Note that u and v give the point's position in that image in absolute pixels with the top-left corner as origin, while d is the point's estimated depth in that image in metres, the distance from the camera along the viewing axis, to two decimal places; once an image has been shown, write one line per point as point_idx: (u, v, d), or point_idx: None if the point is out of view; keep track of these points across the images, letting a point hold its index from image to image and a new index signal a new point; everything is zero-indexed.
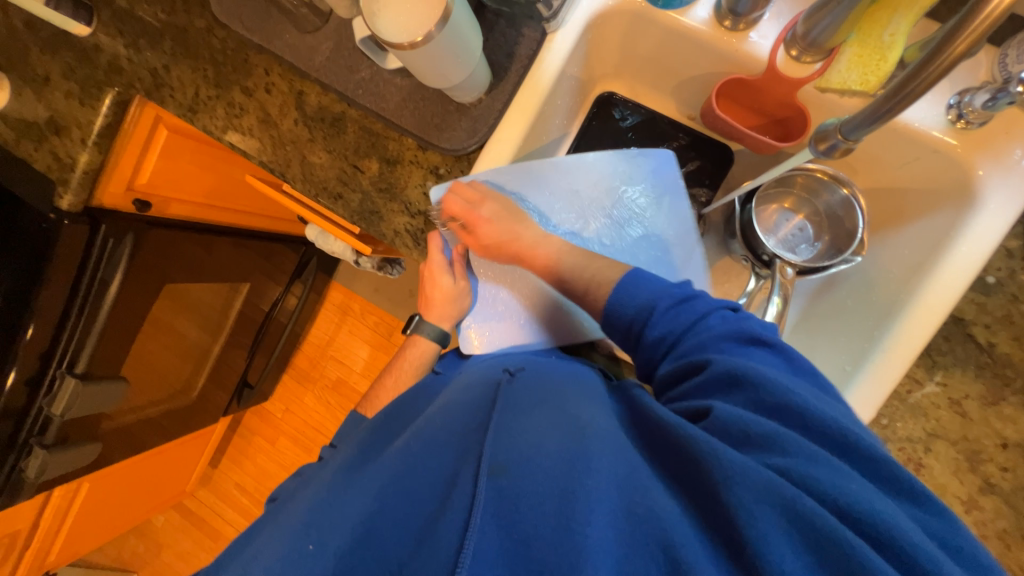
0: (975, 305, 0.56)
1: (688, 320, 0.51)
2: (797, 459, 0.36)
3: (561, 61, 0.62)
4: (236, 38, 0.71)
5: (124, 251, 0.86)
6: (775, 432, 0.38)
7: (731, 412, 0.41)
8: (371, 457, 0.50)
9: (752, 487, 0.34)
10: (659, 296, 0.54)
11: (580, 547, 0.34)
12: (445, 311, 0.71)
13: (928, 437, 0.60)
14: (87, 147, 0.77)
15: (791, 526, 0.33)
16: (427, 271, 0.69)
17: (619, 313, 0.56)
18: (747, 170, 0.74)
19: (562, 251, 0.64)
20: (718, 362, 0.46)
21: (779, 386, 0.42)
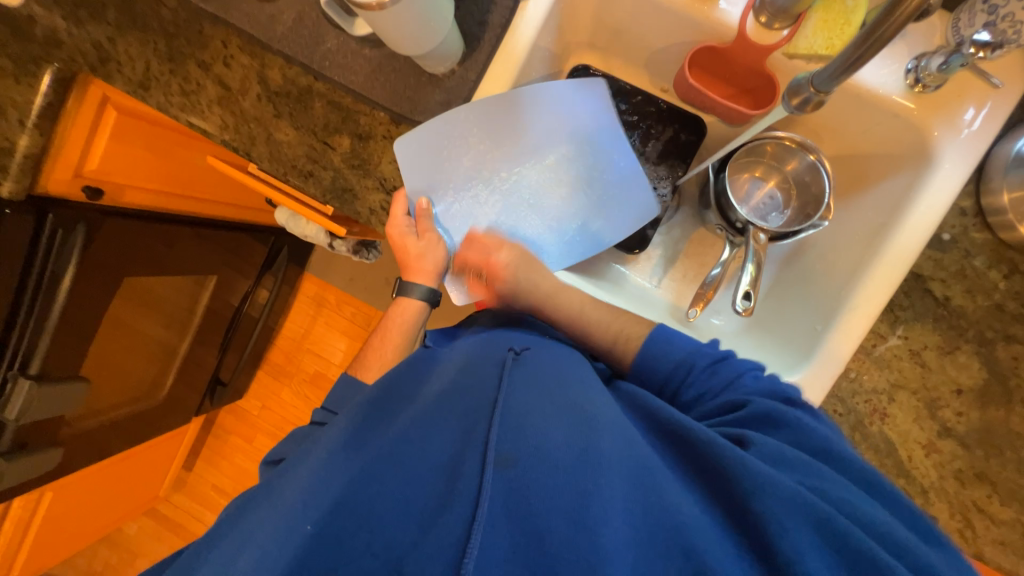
0: (933, 261, 0.58)
1: (722, 378, 0.54)
2: (835, 485, 0.40)
3: (534, 31, 0.62)
4: (188, 8, 0.67)
5: (76, 242, 0.80)
6: (809, 461, 0.42)
7: (767, 442, 0.44)
8: (366, 434, 0.48)
9: (789, 503, 0.37)
10: (697, 356, 0.56)
11: (596, 546, 0.37)
12: (422, 268, 0.69)
13: (892, 389, 0.58)
14: (26, 129, 0.72)
15: (822, 537, 0.36)
16: (396, 233, 0.66)
17: (653, 370, 0.57)
18: (719, 141, 0.75)
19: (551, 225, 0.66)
20: (755, 403, 0.49)
21: (816, 431, 0.45)
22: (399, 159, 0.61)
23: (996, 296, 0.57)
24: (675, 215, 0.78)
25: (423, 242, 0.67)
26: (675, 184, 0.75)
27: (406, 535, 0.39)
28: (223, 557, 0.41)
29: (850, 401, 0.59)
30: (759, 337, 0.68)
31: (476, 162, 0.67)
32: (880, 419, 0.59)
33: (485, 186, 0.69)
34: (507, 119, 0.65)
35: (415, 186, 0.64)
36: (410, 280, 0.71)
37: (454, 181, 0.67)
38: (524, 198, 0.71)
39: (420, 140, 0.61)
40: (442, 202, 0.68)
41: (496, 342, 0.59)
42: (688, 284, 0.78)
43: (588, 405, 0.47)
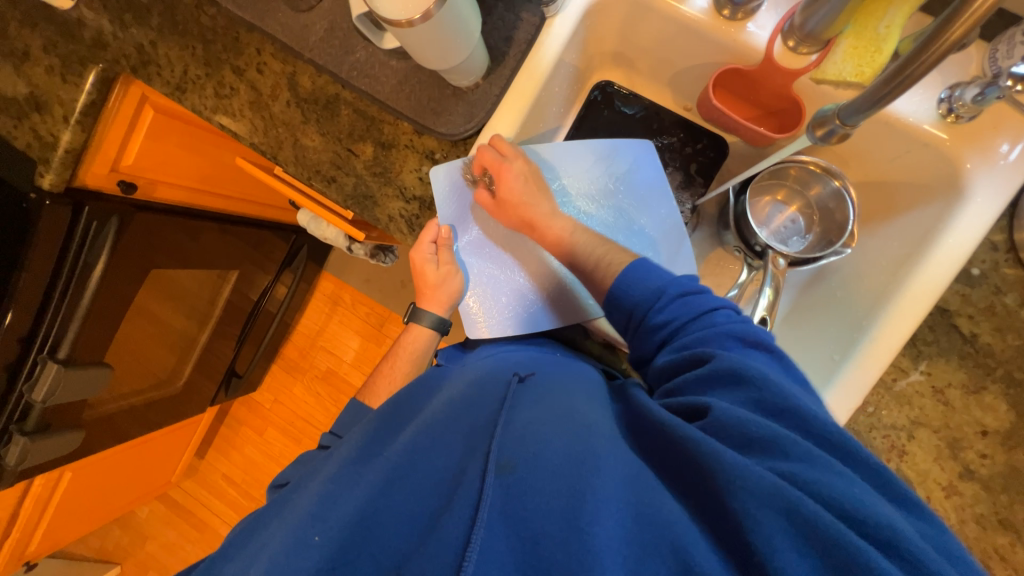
0: (960, 296, 0.56)
1: (693, 310, 0.52)
2: (799, 461, 0.37)
3: (559, 48, 0.63)
4: (227, 16, 0.70)
5: (108, 234, 0.83)
6: (774, 435, 0.39)
7: (732, 411, 0.41)
8: (376, 448, 0.49)
9: (755, 491, 0.36)
10: (668, 285, 0.54)
11: (589, 548, 0.35)
12: (436, 297, 0.68)
13: (911, 426, 0.56)
14: (69, 125, 0.75)
15: (793, 528, 0.34)
16: (416, 258, 0.66)
17: (625, 296, 0.56)
18: (741, 162, 0.75)
19: (575, 234, 0.64)
20: (722, 357, 0.46)
21: (783, 390, 0.42)
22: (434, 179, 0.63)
23: None
24: (693, 234, 0.77)
25: (443, 272, 0.66)
26: (694, 204, 0.74)
27: (404, 549, 0.39)
28: (237, 565, 0.41)
29: (867, 435, 0.57)
30: None
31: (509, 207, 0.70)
32: (899, 456, 0.57)
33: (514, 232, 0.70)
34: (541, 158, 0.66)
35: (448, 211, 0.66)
36: (422, 306, 0.70)
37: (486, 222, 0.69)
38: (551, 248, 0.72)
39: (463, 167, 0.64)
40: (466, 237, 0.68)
41: (504, 361, 0.60)
42: None
43: (585, 416, 0.47)
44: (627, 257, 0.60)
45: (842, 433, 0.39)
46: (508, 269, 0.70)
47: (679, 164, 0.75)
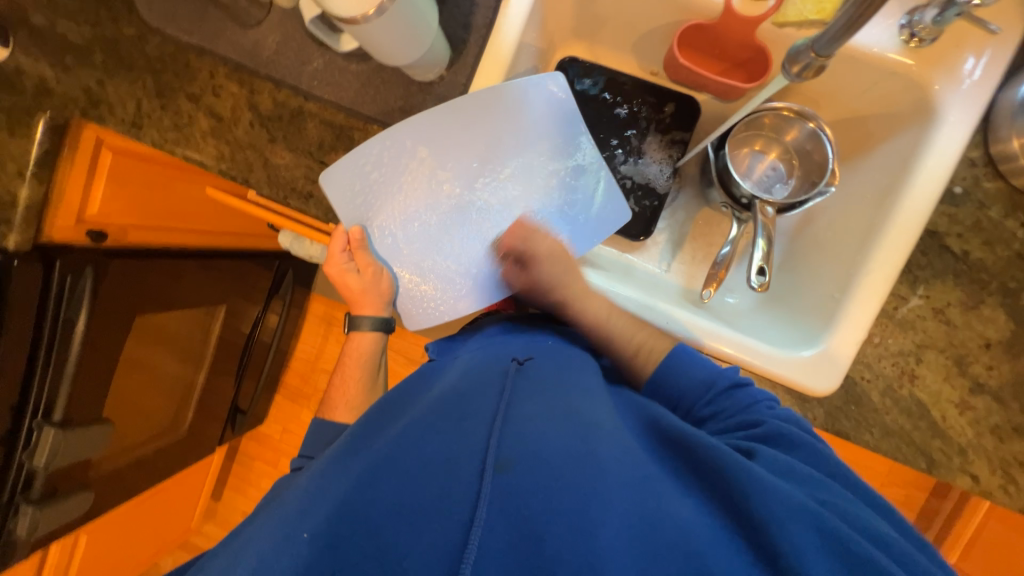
0: (947, 216, 0.56)
1: (741, 402, 0.54)
2: (839, 501, 0.42)
3: (519, 29, 0.61)
4: (173, 42, 0.67)
5: (85, 287, 0.81)
6: (818, 478, 0.44)
7: (775, 456, 0.46)
8: (366, 441, 0.48)
9: (788, 507, 0.39)
10: (719, 375, 0.57)
11: (597, 546, 0.36)
12: (368, 301, 0.67)
13: (918, 349, 0.57)
14: (26, 180, 0.72)
15: (826, 544, 0.37)
16: (335, 271, 0.66)
17: (673, 383, 0.58)
18: (714, 120, 0.75)
19: (611, 314, 0.63)
20: (770, 423, 0.50)
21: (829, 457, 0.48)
22: (325, 189, 0.61)
23: (1016, 245, 0.56)
24: (676, 197, 0.77)
25: (365, 275, 0.65)
26: (675, 167, 0.74)
27: (390, 532, 0.38)
28: (218, 562, 0.40)
29: (877, 365, 0.58)
30: (773, 309, 0.68)
31: (414, 185, 0.64)
32: (910, 381, 0.57)
33: (424, 210, 0.65)
34: (441, 131, 0.62)
35: (348, 215, 0.63)
36: (359, 314, 0.69)
37: (392, 209, 0.65)
38: (470, 220, 0.66)
39: (345, 167, 0.61)
40: (377, 230, 0.65)
41: (500, 350, 0.59)
42: (698, 266, 0.76)
43: (589, 414, 0.47)
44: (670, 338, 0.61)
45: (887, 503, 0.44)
46: (432, 255, 0.66)
47: (656, 125, 0.73)
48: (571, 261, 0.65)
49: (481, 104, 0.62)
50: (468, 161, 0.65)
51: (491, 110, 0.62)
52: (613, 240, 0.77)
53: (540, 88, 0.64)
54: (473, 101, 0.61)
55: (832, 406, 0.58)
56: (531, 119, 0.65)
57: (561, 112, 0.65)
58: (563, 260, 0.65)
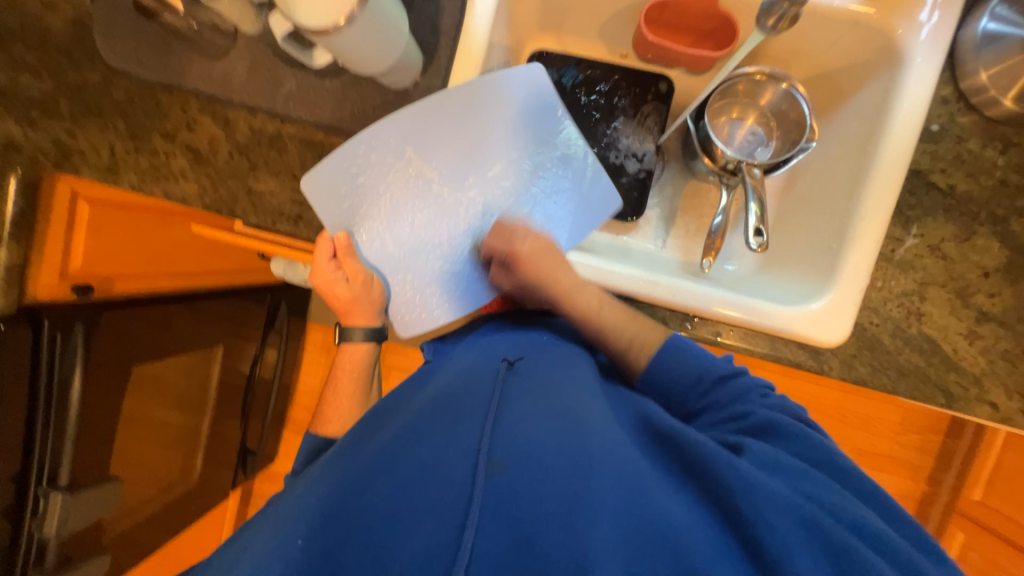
0: (929, 154, 0.58)
1: (733, 394, 0.55)
2: (825, 491, 0.42)
3: (488, 25, 0.61)
4: (140, 82, 0.66)
5: (77, 344, 0.78)
6: (805, 468, 0.44)
7: (763, 449, 0.46)
8: (359, 446, 0.48)
9: (771, 500, 0.40)
10: (708, 366, 0.56)
11: (587, 549, 0.37)
12: (361, 309, 0.66)
13: (921, 288, 0.58)
14: (3, 244, 0.71)
15: (803, 532, 0.38)
16: (322, 281, 0.64)
17: (666, 374, 0.57)
18: (688, 94, 0.76)
19: (602, 307, 0.60)
20: (756, 414, 0.51)
21: (819, 445, 0.48)
22: (308, 195, 0.60)
23: (998, 173, 0.57)
24: (662, 173, 0.78)
25: (354, 284, 0.64)
26: (658, 143, 0.75)
27: (383, 534, 0.39)
28: (220, 566, 0.41)
29: (883, 309, 0.58)
30: (774, 270, 0.69)
31: (399, 186, 0.63)
32: (917, 320, 0.58)
33: (411, 211, 0.64)
34: (422, 132, 0.61)
35: (334, 221, 0.62)
36: (349, 324, 0.68)
37: (378, 212, 0.63)
38: (459, 220, 0.65)
39: (328, 172, 0.60)
40: (365, 236, 0.64)
41: (491, 350, 0.59)
42: (694, 238, 0.77)
43: (580, 411, 0.47)
44: (680, 305, 0.61)
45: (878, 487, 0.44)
46: (423, 257, 0.65)
47: (634, 105, 0.74)
48: (558, 258, 0.62)
49: (463, 101, 0.61)
50: (453, 160, 0.64)
51: (470, 103, 0.61)
52: (606, 224, 0.77)
53: (517, 80, 0.62)
54: (452, 99, 0.60)
55: (846, 355, 0.59)
56: (512, 112, 0.63)
57: (540, 104, 0.64)
58: (550, 256, 0.62)
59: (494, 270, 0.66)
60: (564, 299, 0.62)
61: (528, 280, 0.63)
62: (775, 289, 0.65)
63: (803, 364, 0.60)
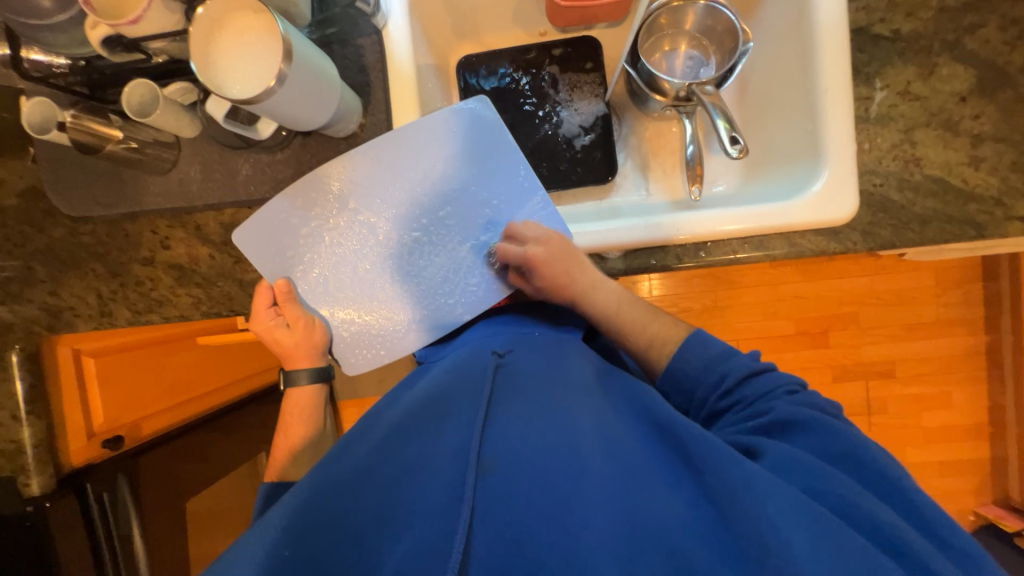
0: (863, 9, 0.58)
1: (761, 390, 0.52)
2: (839, 486, 0.41)
3: (408, 47, 0.62)
4: (104, 221, 0.67)
5: (124, 494, 0.83)
6: (814, 464, 0.43)
7: (785, 452, 0.44)
8: (344, 454, 0.48)
9: (773, 492, 0.39)
10: (730, 366, 0.55)
11: (576, 548, 0.38)
12: (306, 350, 0.62)
13: (907, 134, 0.57)
14: (25, 422, 0.69)
15: (801, 513, 0.38)
16: (262, 331, 0.61)
17: (683, 369, 0.58)
18: (616, 46, 0.78)
19: (621, 306, 0.63)
20: (778, 409, 0.49)
21: (837, 436, 0.45)
22: (242, 247, 0.62)
23: (935, 3, 0.58)
24: (621, 129, 0.79)
25: (296, 329, 0.61)
26: (606, 101, 0.76)
27: (371, 538, 0.41)
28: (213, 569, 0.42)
29: (881, 167, 0.58)
30: (759, 175, 0.69)
31: (337, 232, 0.63)
32: (917, 165, 0.58)
33: (351, 253, 0.63)
34: (351, 179, 0.62)
35: (274, 269, 0.63)
36: (291, 368, 0.62)
37: (320, 257, 0.64)
38: (403, 259, 0.64)
39: (262, 227, 0.62)
40: (305, 278, 0.64)
41: (482, 343, 0.61)
42: (674, 175, 0.77)
43: (580, 413, 0.48)
44: (689, 237, 0.60)
45: (903, 489, 0.41)
46: (366, 299, 0.64)
47: (570, 76, 0.76)
48: (574, 262, 0.61)
49: (395, 148, 0.62)
50: (387, 196, 0.63)
51: (406, 141, 0.62)
52: (587, 194, 0.78)
53: (457, 124, 0.64)
54: (380, 148, 0.62)
55: (864, 224, 0.58)
56: (453, 147, 0.64)
57: (480, 143, 0.64)
58: (564, 258, 0.61)
59: (437, 309, 0.64)
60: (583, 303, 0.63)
61: (544, 283, 0.61)
62: (770, 187, 0.65)
63: (826, 248, 0.59)
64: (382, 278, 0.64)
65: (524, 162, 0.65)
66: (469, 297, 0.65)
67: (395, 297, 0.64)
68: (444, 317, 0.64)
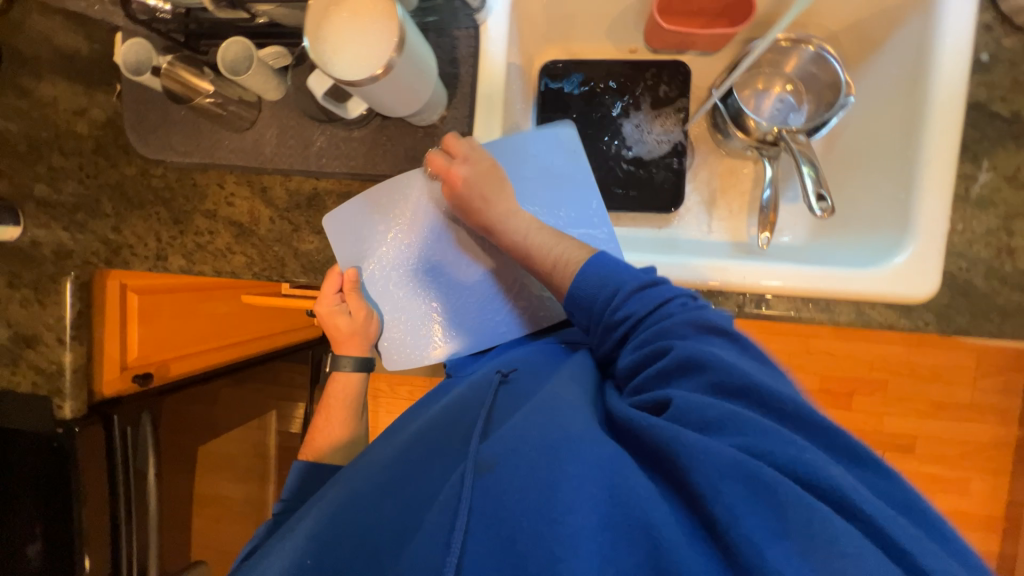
0: (985, 84, 0.55)
1: (649, 304, 0.48)
2: (774, 441, 0.34)
3: (503, 46, 0.61)
4: (176, 168, 0.68)
5: (146, 433, 0.85)
6: (733, 413, 0.37)
7: (688, 400, 0.39)
8: (368, 462, 0.49)
9: (716, 465, 0.33)
10: (624, 279, 0.51)
11: (562, 540, 0.34)
12: (351, 341, 0.66)
13: (1007, 222, 0.55)
14: (67, 345, 0.70)
15: (750, 489, 0.32)
16: (324, 310, 0.65)
17: (582, 309, 0.53)
18: (705, 75, 0.76)
19: (530, 231, 0.58)
20: (680, 346, 0.43)
21: (735, 368, 0.40)
22: (329, 231, 0.63)
23: None
24: (693, 159, 0.77)
25: (356, 318, 0.64)
26: (685, 130, 0.75)
27: (387, 553, 0.40)
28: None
29: (970, 252, 0.55)
30: (834, 234, 0.66)
31: (410, 232, 0.66)
32: (1010, 256, 0.55)
33: (415, 255, 0.66)
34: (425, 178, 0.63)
35: (343, 255, 0.64)
36: (339, 354, 0.68)
37: (387, 251, 0.66)
38: (465, 267, 0.66)
39: (346, 215, 0.63)
40: (370, 269, 0.66)
41: (503, 360, 0.60)
42: (739, 218, 0.75)
43: (563, 399, 0.44)
44: (753, 287, 0.58)
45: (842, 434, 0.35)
46: (425, 298, 0.66)
47: (654, 98, 0.75)
48: (499, 181, 0.60)
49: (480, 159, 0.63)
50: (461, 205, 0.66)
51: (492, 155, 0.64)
52: (645, 220, 0.76)
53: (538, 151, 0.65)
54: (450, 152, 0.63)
55: (941, 307, 0.56)
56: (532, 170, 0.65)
57: (561, 173, 0.65)
58: (490, 175, 0.60)
59: (489, 324, 0.66)
60: (494, 228, 0.60)
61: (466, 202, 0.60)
62: (845, 251, 0.63)
63: (896, 324, 0.57)
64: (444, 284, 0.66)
65: (598, 197, 0.65)
66: (517, 320, 0.66)
67: (452, 303, 0.66)
68: (492, 333, 0.66)
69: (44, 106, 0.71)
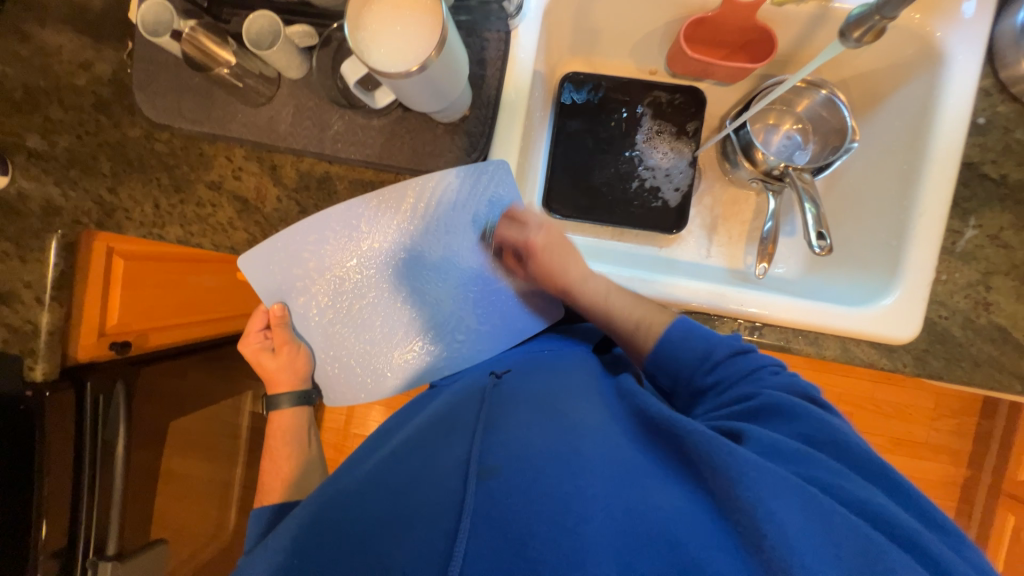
0: (979, 147, 0.59)
1: (742, 369, 0.50)
2: (833, 474, 0.37)
3: (531, 53, 0.62)
4: (183, 135, 0.66)
5: (119, 401, 0.81)
6: (805, 449, 0.39)
7: (765, 434, 0.41)
8: (360, 464, 0.49)
9: (767, 483, 0.35)
10: (716, 343, 0.53)
11: (578, 547, 0.35)
12: (285, 379, 0.67)
13: (986, 277, 0.58)
14: (46, 306, 0.68)
15: (799, 504, 0.34)
16: (250, 353, 0.69)
17: (671, 359, 0.55)
18: (719, 104, 0.78)
19: (610, 293, 0.60)
20: (765, 393, 0.46)
21: (822, 417, 0.43)
22: (245, 273, 0.63)
23: None
24: (699, 184, 0.79)
25: (279, 354, 0.66)
26: (695, 154, 0.77)
27: (373, 541, 0.39)
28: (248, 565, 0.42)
29: (951, 301, 0.59)
30: (825, 271, 0.69)
31: (339, 272, 0.66)
32: (986, 309, 0.58)
33: (346, 293, 0.66)
34: (350, 219, 0.63)
35: (268, 292, 0.65)
36: (275, 392, 0.69)
37: (315, 290, 0.66)
38: (399, 305, 0.67)
39: (269, 251, 0.63)
40: (300, 305, 0.67)
41: (490, 366, 0.63)
42: (737, 245, 0.77)
43: (577, 414, 0.46)
44: (750, 316, 0.60)
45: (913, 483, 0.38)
46: (355, 338, 0.68)
47: (669, 120, 0.77)
48: (569, 250, 0.63)
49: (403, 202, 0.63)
50: (393, 247, 0.66)
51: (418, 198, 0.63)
52: (648, 238, 0.77)
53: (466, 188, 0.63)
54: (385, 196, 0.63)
55: (918, 351, 0.59)
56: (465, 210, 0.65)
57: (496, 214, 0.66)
58: (561, 249, 0.63)
59: (424, 362, 0.68)
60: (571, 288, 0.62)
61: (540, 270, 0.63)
62: (834, 290, 0.66)
63: (877, 363, 0.60)
64: (375, 323, 0.67)
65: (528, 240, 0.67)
66: (451, 356, 0.68)
67: (383, 341, 0.68)
68: (427, 370, 0.68)
69: (46, 54, 0.68)
